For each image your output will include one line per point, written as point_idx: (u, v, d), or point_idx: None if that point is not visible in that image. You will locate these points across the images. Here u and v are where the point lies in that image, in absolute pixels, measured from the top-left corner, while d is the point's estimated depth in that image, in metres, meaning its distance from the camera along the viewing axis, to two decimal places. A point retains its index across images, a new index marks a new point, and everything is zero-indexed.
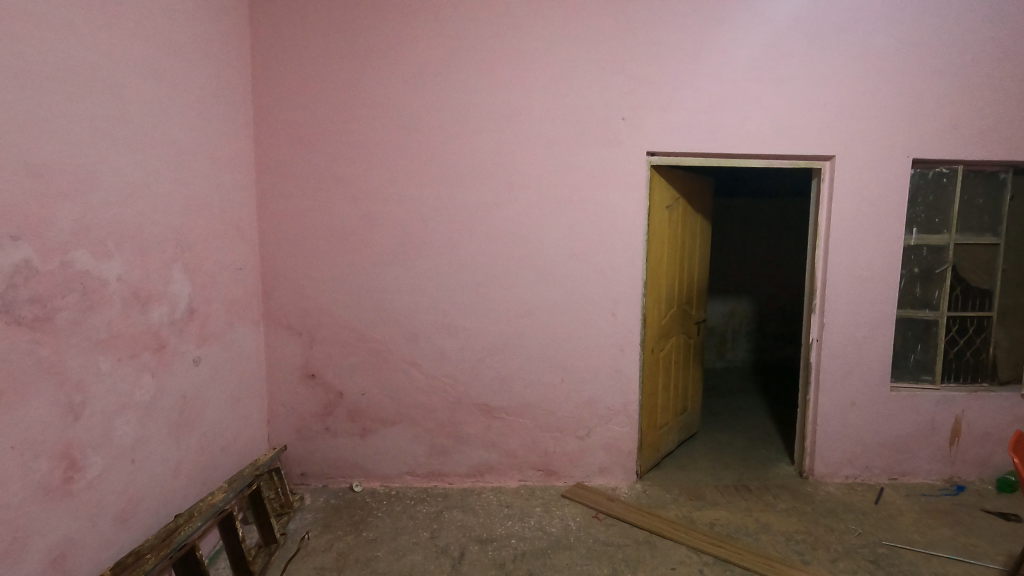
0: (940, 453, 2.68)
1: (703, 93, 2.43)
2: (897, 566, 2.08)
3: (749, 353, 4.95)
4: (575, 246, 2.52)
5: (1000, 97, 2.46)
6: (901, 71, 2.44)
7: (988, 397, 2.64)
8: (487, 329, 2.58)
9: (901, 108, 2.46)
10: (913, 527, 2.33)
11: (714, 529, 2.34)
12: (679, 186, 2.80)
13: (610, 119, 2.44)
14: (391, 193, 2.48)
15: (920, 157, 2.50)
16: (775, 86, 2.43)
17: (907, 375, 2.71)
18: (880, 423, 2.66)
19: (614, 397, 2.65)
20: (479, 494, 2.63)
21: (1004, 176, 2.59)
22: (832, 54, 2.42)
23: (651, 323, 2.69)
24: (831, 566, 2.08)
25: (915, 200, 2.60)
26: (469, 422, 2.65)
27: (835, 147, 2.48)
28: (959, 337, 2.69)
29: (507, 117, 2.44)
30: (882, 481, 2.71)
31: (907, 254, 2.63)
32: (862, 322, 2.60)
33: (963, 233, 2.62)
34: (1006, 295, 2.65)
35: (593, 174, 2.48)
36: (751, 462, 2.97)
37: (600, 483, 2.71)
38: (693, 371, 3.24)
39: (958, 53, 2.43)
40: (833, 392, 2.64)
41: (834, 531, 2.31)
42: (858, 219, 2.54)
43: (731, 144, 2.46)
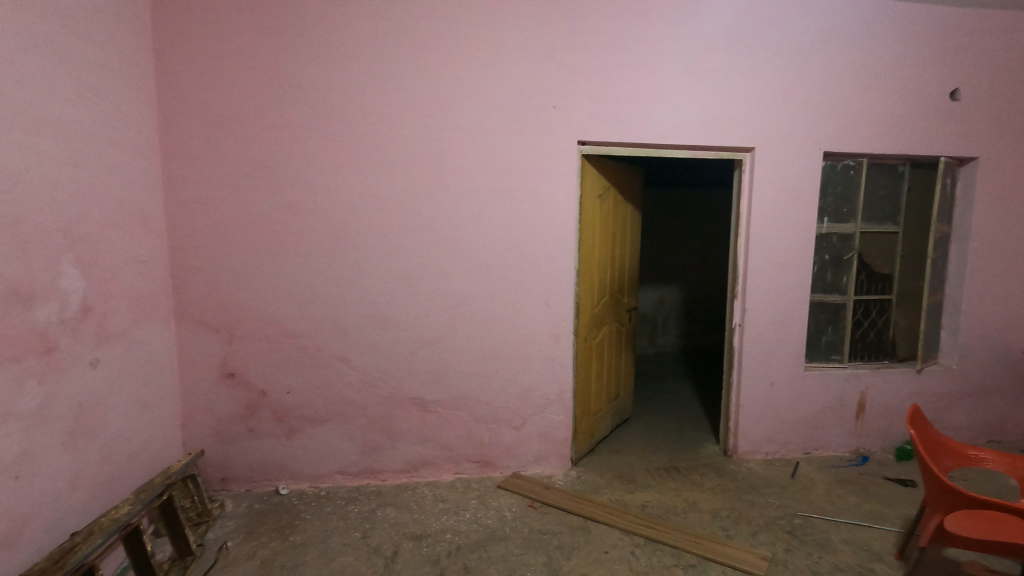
0: (848, 427, 2.89)
1: (632, 83, 2.45)
2: (811, 534, 2.21)
3: (678, 338, 5.13)
4: (508, 236, 2.50)
5: (899, 95, 2.64)
6: (814, 68, 2.56)
7: (889, 374, 2.87)
8: (419, 321, 2.52)
9: (813, 103, 2.59)
10: (825, 497, 2.49)
11: (646, 511, 2.40)
12: (610, 176, 2.82)
13: (541, 107, 2.42)
14: (315, 180, 2.35)
15: (831, 150, 2.65)
16: (700, 79, 2.49)
17: (820, 356, 2.89)
18: (796, 402, 2.83)
19: (549, 386, 2.66)
20: (414, 490, 2.57)
21: (902, 169, 2.80)
22: (752, 49, 2.51)
23: (584, 312, 2.71)
24: (753, 539, 2.18)
25: (826, 191, 2.77)
26: (403, 417, 2.58)
27: (755, 139, 2.58)
28: (864, 319, 2.89)
29: (436, 103, 2.37)
30: (798, 455, 2.88)
31: (819, 242, 2.80)
32: (780, 307, 2.74)
33: (868, 222, 2.81)
34: (905, 279, 2.87)
35: (526, 162, 2.45)
36: (680, 443, 3.07)
37: (536, 472, 2.72)
38: (625, 357, 3.30)
39: (864, 53, 2.58)
40: (754, 374, 2.78)
41: (756, 505, 2.43)
42: (777, 209, 2.66)
43: (659, 134, 2.51)
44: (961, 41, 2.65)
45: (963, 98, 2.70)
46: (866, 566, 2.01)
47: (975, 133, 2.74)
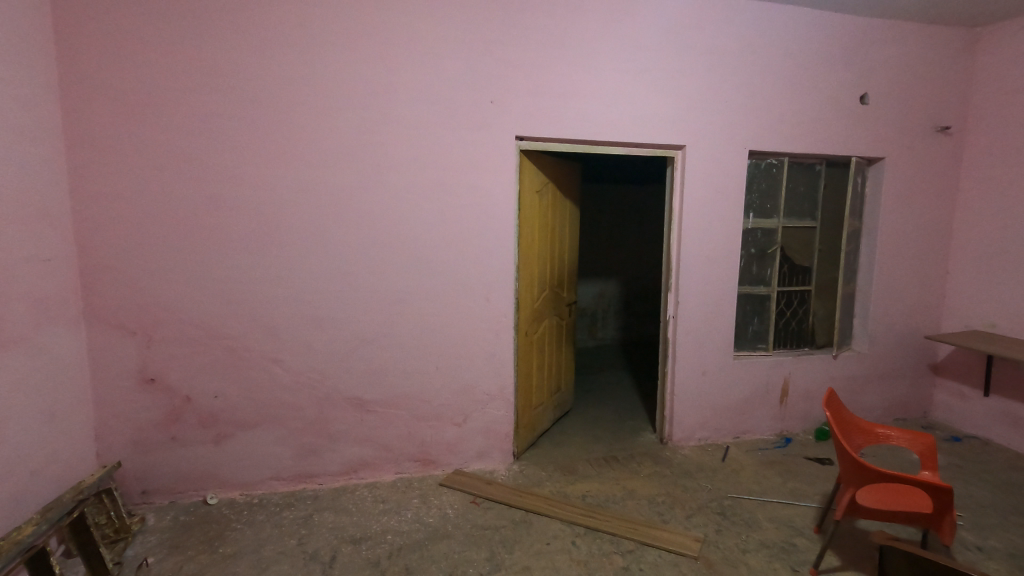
0: (773, 411, 3.06)
1: (568, 80, 2.48)
2: (739, 514, 2.33)
3: (618, 331, 5.26)
4: (446, 231, 2.47)
5: (816, 98, 2.81)
6: (740, 70, 2.68)
7: (809, 360, 3.06)
8: (356, 319, 2.45)
9: (740, 103, 2.72)
10: (753, 479, 2.63)
11: (586, 501, 2.45)
12: (548, 171, 2.84)
13: (478, 101, 2.40)
14: (241, 173, 2.24)
15: (755, 149, 2.79)
16: (633, 77, 2.55)
17: (747, 345, 3.04)
18: (726, 389, 2.96)
19: (490, 382, 2.66)
20: (354, 492, 2.51)
21: (819, 168, 2.99)
22: (682, 50, 2.59)
23: (525, 307, 2.72)
24: (686, 522, 2.27)
25: (751, 188, 2.91)
26: (340, 418, 2.51)
27: (686, 138, 2.68)
28: (787, 309, 3.06)
29: (370, 95, 2.30)
30: (728, 440, 3.02)
31: (746, 236, 2.94)
32: (710, 299, 2.86)
33: (789, 217, 2.97)
34: (822, 271, 3.07)
35: (464, 157, 2.43)
36: (619, 433, 3.15)
37: (479, 468, 2.72)
38: (566, 351, 3.35)
39: (784, 58, 2.73)
40: (687, 364, 2.89)
41: (690, 490, 2.53)
42: (707, 205, 2.77)
43: (595, 131, 2.55)
44: (870, 49, 2.85)
45: (872, 103, 2.91)
46: (789, 541, 2.13)
47: (882, 136, 2.96)
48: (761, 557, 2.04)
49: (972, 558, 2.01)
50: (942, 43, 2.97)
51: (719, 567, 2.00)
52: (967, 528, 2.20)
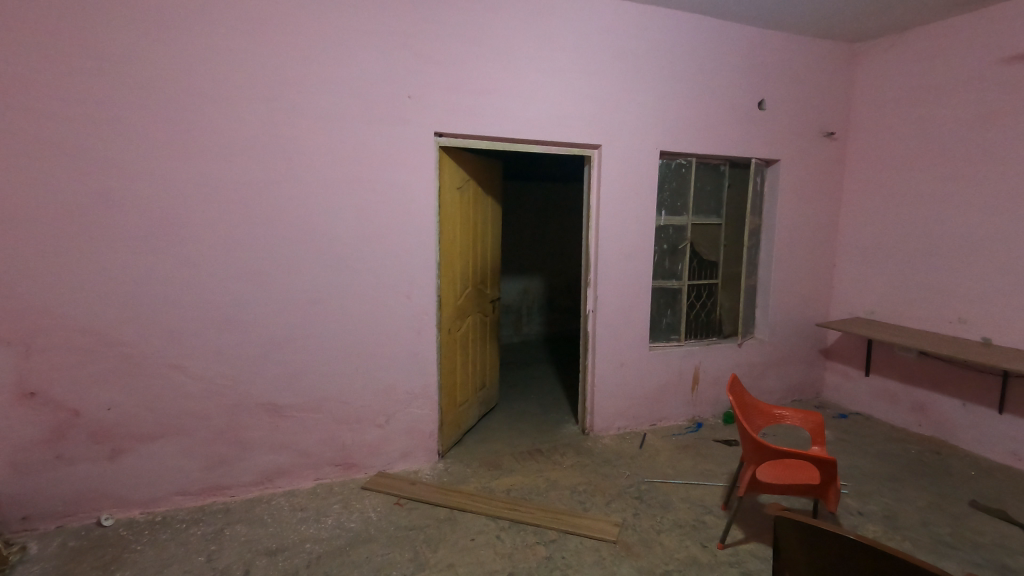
0: (685, 398, 3.24)
1: (487, 77, 2.49)
2: (655, 497, 2.44)
3: (542, 326, 5.37)
4: (363, 228, 2.41)
5: (718, 102, 3.00)
6: (649, 73, 2.81)
7: (717, 348, 3.26)
8: (268, 320, 2.33)
9: (650, 105, 2.84)
10: (667, 463, 2.77)
11: (511, 494, 2.48)
12: (468, 168, 2.84)
13: (395, 96, 2.36)
14: (134, 165, 2.06)
15: (666, 149, 2.93)
16: (550, 77, 2.61)
17: (661, 336, 3.19)
18: (642, 379, 3.10)
19: (413, 381, 2.63)
20: (269, 502, 2.39)
21: (724, 168, 3.18)
22: (596, 52, 2.68)
23: (447, 304, 2.71)
24: (606, 508, 2.35)
25: (663, 187, 3.05)
26: (253, 425, 2.39)
27: (601, 137, 2.77)
28: (697, 301, 3.24)
29: (280, 85, 2.20)
30: (645, 428, 3.16)
31: (658, 233, 3.08)
32: (627, 293, 2.98)
33: (697, 215, 3.15)
34: (727, 265, 3.27)
35: (381, 153, 2.38)
36: (543, 426, 3.22)
37: (402, 469, 2.68)
38: (490, 347, 3.37)
39: (691, 63, 2.89)
40: (606, 356, 2.99)
41: (609, 477, 2.62)
42: (622, 202, 2.88)
43: (514, 129, 2.58)
44: (766, 58, 3.07)
45: (769, 108, 3.14)
46: (699, 520, 2.27)
47: (778, 139, 3.20)
48: (674, 537, 2.16)
49: (855, 522, 2.22)
50: (828, 56, 3.26)
51: (636, 548, 2.09)
52: (851, 496, 2.43)
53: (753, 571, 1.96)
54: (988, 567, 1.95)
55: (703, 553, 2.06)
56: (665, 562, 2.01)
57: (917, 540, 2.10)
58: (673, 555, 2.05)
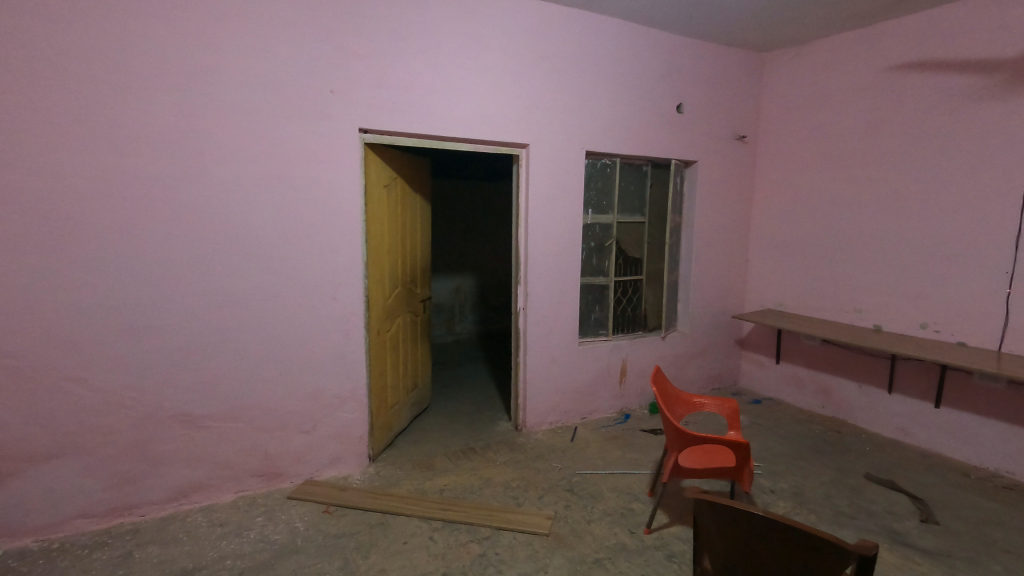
0: (614, 391, 3.34)
1: (414, 73, 2.46)
2: (585, 488, 2.51)
3: (474, 325, 5.37)
4: (285, 227, 2.31)
5: (640, 105, 3.12)
6: (574, 75, 2.88)
7: (642, 342, 3.39)
8: (180, 326, 2.19)
9: (576, 106, 2.91)
10: (597, 454, 2.85)
11: (444, 494, 2.46)
12: (396, 165, 2.79)
13: (317, 90, 2.28)
14: (19, 158, 1.86)
15: (592, 149, 3.01)
16: (477, 75, 2.61)
17: (591, 331, 3.28)
18: (573, 374, 3.17)
19: (340, 384, 2.55)
20: (186, 519, 2.25)
21: (646, 168, 3.31)
22: (522, 52, 2.71)
23: (376, 304, 2.65)
24: (539, 502, 2.39)
25: (589, 186, 3.13)
26: (166, 438, 2.23)
27: (529, 137, 2.80)
28: (623, 297, 3.35)
29: (189, 75, 2.06)
30: (576, 421, 3.24)
31: (586, 231, 3.16)
32: (557, 290, 3.04)
33: (622, 213, 3.26)
34: (651, 262, 3.41)
35: (303, 149, 2.29)
36: (476, 424, 3.22)
37: (331, 476, 2.59)
38: (421, 347, 3.32)
39: (614, 67, 2.99)
40: (537, 352, 3.03)
41: (542, 471, 2.67)
42: (550, 201, 2.93)
43: (441, 127, 2.56)
44: (683, 64, 3.23)
45: (687, 111, 3.30)
46: (627, 507, 2.35)
47: (696, 141, 3.37)
48: (604, 525, 2.23)
49: (767, 500, 2.39)
50: (739, 63, 3.47)
51: (568, 539, 2.14)
52: (764, 475, 2.60)
53: (676, 552, 2.06)
54: (880, 532, 2.15)
55: (631, 539, 2.14)
56: (595, 550, 2.07)
57: (820, 512, 2.29)
58: (603, 543, 2.11)
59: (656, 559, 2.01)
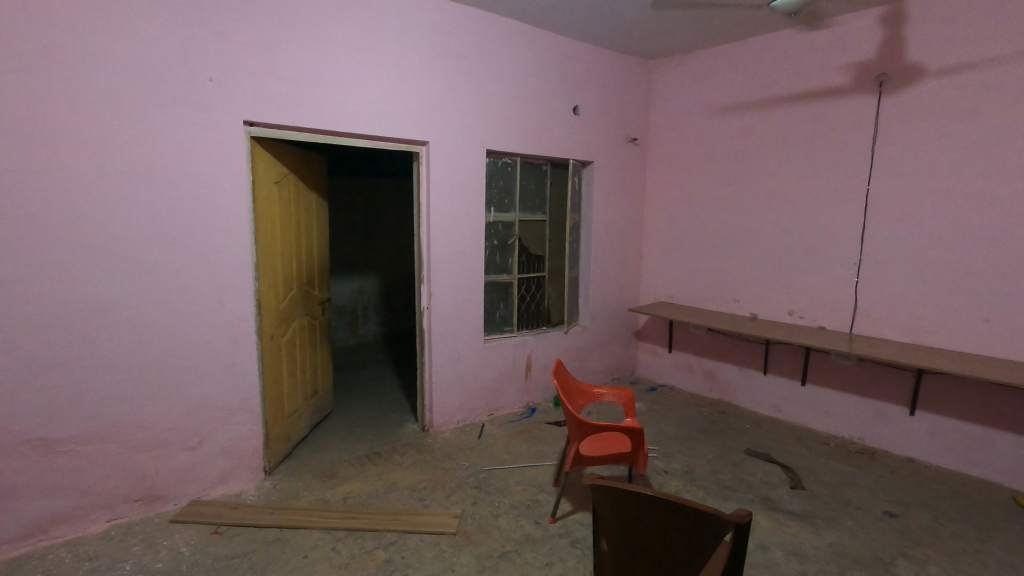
0: (519, 386, 3.41)
1: (303, 64, 2.35)
2: (492, 484, 2.54)
3: (379, 326, 5.22)
4: (159, 227, 2.11)
5: (537, 106, 3.20)
6: (472, 73, 2.89)
7: (545, 337, 3.48)
8: (31, 339, 1.92)
9: (475, 105, 2.93)
10: (504, 449, 2.89)
11: (348, 502, 2.38)
12: (287, 161, 2.64)
13: (194, 78, 2.10)
14: None
15: (492, 147, 3.04)
16: (372, 69, 2.54)
17: (495, 328, 3.31)
18: (478, 371, 3.19)
19: (229, 395, 2.38)
20: (45, 556, 1.98)
21: (546, 168, 3.40)
22: (419, 48, 2.68)
23: (268, 308, 2.50)
24: (446, 501, 2.38)
25: (490, 185, 3.16)
26: (16, 469, 1.95)
27: (428, 134, 2.78)
28: (527, 293, 3.42)
29: (34, 53, 1.81)
30: (483, 418, 3.26)
31: (488, 229, 3.18)
32: (460, 289, 3.04)
33: (524, 212, 3.32)
34: (552, 259, 3.51)
35: (178, 142, 2.10)
36: (381, 428, 3.14)
37: (222, 494, 2.41)
38: (321, 351, 3.18)
39: (511, 67, 3.04)
40: (442, 351, 3.02)
41: (449, 470, 2.66)
42: (452, 199, 2.92)
43: (336, 122, 2.47)
44: (577, 68, 3.36)
45: (582, 113, 3.43)
46: (533, 499, 2.41)
47: (591, 142, 3.51)
48: (511, 518, 2.26)
49: (662, 480, 2.55)
50: (629, 69, 3.67)
51: (475, 536, 2.14)
52: (659, 457, 2.77)
53: (579, 538, 2.13)
54: (757, 501, 2.37)
55: (536, 529, 2.19)
56: (502, 544, 2.09)
57: (708, 488, 2.48)
58: (509, 536, 2.15)
59: (561, 546, 2.08)
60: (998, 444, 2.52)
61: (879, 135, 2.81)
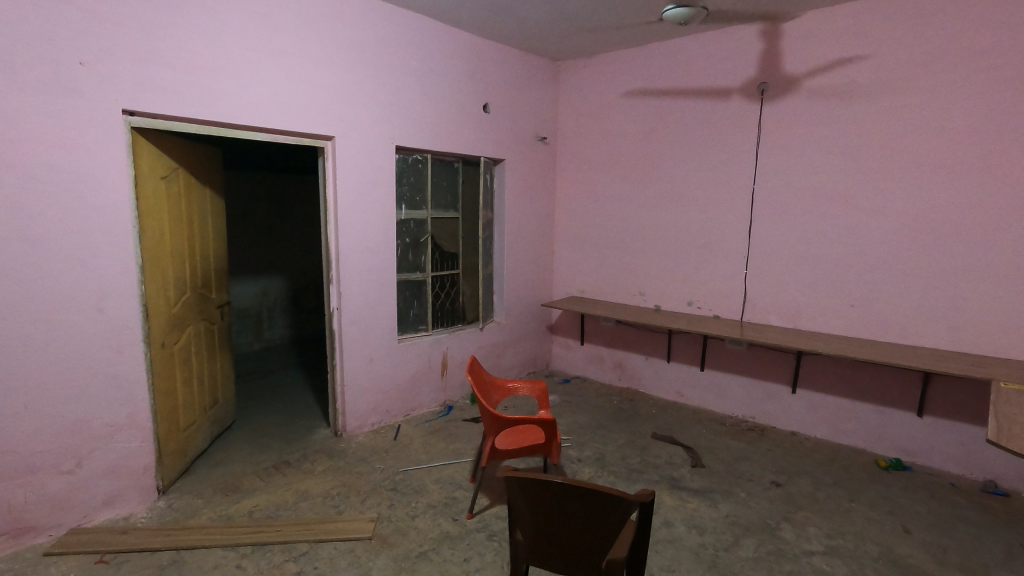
0: (435, 385, 3.38)
1: (191, 50, 2.18)
2: (409, 485, 2.50)
3: (287, 330, 4.98)
4: (21, 227, 1.87)
5: (447, 103, 3.19)
6: (378, 67, 2.83)
7: (461, 334, 3.48)
8: None
9: (383, 100, 2.87)
10: (421, 449, 2.86)
11: (254, 516, 2.25)
12: (176, 154, 2.45)
13: (60, 61, 1.88)
14: None
15: (401, 144, 2.99)
16: (270, 59, 2.42)
17: (410, 327, 3.26)
18: (393, 372, 3.13)
19: (114, 411, 2.17)
20: None
21: (458, 165, 3.40)
22: (321, 40, 2.58)
23: (157, 314, 2.30)
24: (361, 506, 2.32)
25: (401, 182, 3.10)
26: None
27: (333, 128, 2.68)
28: (441, 291, 3.40)
29: None
30: (399, 419, 3.21)
31: (400, 226, 3.13)
32: (372, 288, 2.96)
33: (436, 209, 3.30)
34: (466, 256, 3.51)
35: (42, 131, 1.87)
36: (290, 436, 3.00)
37: (106, 519, 2.20)
38: (221, 358, 2.98)
39: (420, 63, 3.01)
40: (354, 353, 2.93)
41: (364, 474, 2.59)
42: (361, 196, 2.84)
43: (231, 114, 2.32)
44: (487, 67, 3.38)
45: (492, 111, 3.47)
46: (450, 496, 2.41)
47: (502, 141, 3.55)
48: (428, 518, 2.25)
49: (575, 468, 2.64)
50: (537, 70, 3.74)
51: (391, 539, 2.11)
52: (573, 447, 2.87)
53: (496, 531, 2.16)
54: (662, 481, 2.53)
55: (453, 526, 2.20)
56: (420, 544, 2.08)
57: (617, 472, 2.60)
58: (426, 535, 2.13)
59: (478, 541, 2.10)
60: (863, 415, 2.85)
61: (762, 140, 3.07)
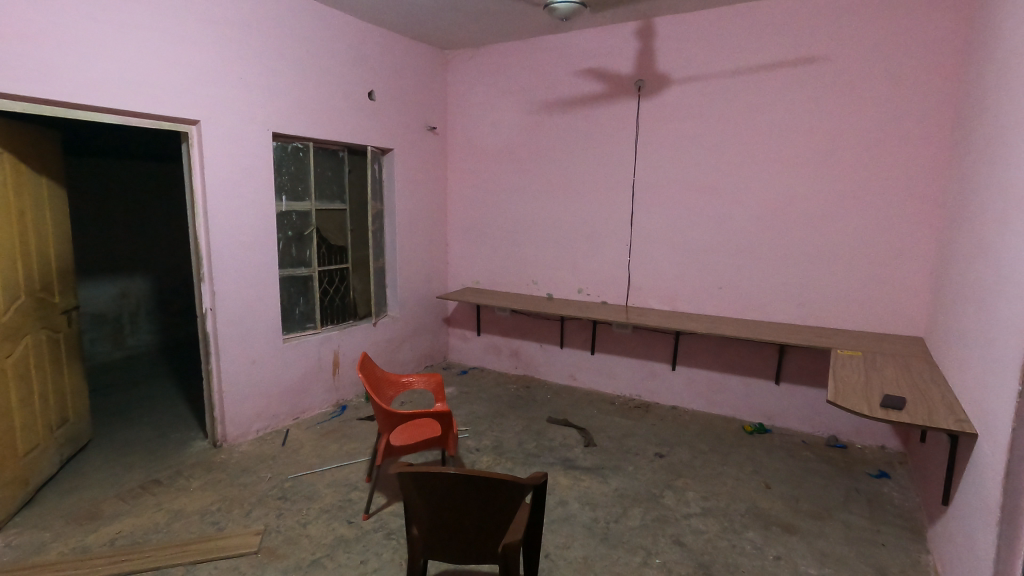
0: (326, 384, 3.23)
1: (14, 13, 1.86)
2: (299, 491, 2.38)
3: (153, 335, 4.51)
4: None
5: (328, 88, 3.03)
6: (249, 47, 2.62)
7: (352, 330, 3.35)
8: None
9: (255, 82, 2.67)
10: (312, 453, 2.73)
11: (117, 544, 2.02)
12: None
13: None
14: None
15: (278, 131, 2.80)
16: (118, 31, 2.14)
17: (295, 326, 3.09)
18: (278, 374, 2.94)
19: None
20: None
21: (343, 154, 3.25)
22: (181, 13, 2.34)
23: None
24: (245, 520, 2.17)
25: (280, 171, 2.91)
26: None
27: (198, 112, 2.45)
28: (329, 287, 3.24)
29: None
30: (287, 424, 3.03)
31: (280, 219, 2.94)
32: (251, 285, 2.76)
33: (320, 200, 3.13)
34: (355, 249, 3.38)
35: None
36: (161, 451, 2.72)
37: None
38: (70, 370, 2.63)
39: (296, 45, 2.84)
40: (234, 356, 2.72)
41: (249, 485, 2.42)
42: (234, 186, 2.63)
43: (72, 92, 2.03)
44: (371, 52, 3.27)
45: (378, 99, 3.35)
46: (344, 499, 2.32)
47: (389, 129, 3.46)
48: (321, 523, 2.15)
49: (473, 458, 2.66)
50: (423, 58, 3.67)
51: (280, 550, 1.99)
52: (470, 437, 2.88)
53: (394, 529, 2.12)
54: (557, 463, 2.62)
55: (349, 529, 2.12)
56: (312, 551, 1.98)
57: (514, 458, 2.66)
58: (319, 542, 2.04)
59: (375, 542, 2.05)
60: (732, 386, 3.15)
61: (640, 134, 3.26)
